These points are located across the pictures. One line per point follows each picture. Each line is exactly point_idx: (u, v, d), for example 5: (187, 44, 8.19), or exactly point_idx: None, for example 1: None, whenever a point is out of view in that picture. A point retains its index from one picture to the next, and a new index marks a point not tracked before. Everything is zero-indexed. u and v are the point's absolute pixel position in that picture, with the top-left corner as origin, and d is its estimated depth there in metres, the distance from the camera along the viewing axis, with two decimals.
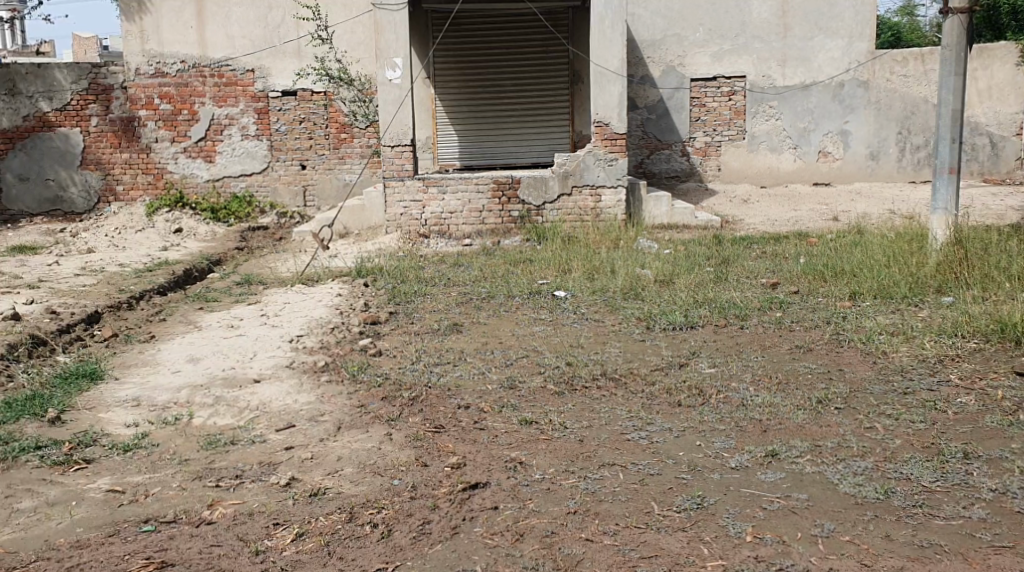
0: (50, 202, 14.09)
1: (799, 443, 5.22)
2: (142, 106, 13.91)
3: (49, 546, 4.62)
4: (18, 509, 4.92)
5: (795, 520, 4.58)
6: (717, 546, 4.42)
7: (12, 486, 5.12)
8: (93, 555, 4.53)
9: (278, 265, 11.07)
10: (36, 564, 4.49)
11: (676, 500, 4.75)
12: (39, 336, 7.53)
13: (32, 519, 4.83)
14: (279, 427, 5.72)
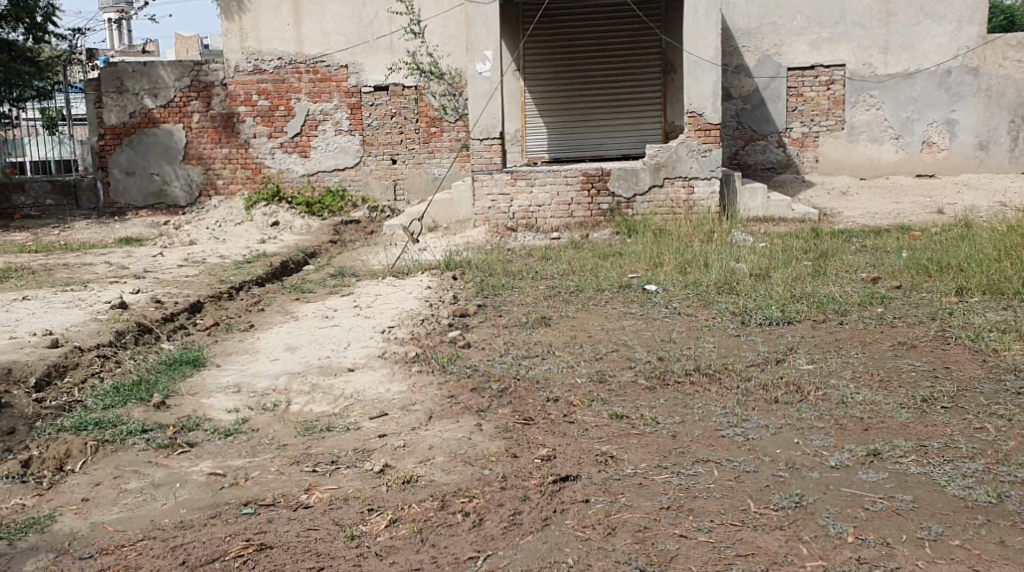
0: (155, 196, 14.50)
1: (902, 443, 5.06)
2: (241, 103, 14.22)
3: (155, 526, 4.74)
4: (126, 489, 5.08)
5: (900, 522, 4.44)
6: (817, 545, 4.32)
7: (120, 468, 5.29)
8: (195, 535, 4.64)
9: (370, 258, 11.20)
10: (142, 542, 4.61)
11: (773, 498, 4.65)
12: (145, 324, 7.76)
13: (139, 499, 4.98)
14: (372, 415, 5.77)
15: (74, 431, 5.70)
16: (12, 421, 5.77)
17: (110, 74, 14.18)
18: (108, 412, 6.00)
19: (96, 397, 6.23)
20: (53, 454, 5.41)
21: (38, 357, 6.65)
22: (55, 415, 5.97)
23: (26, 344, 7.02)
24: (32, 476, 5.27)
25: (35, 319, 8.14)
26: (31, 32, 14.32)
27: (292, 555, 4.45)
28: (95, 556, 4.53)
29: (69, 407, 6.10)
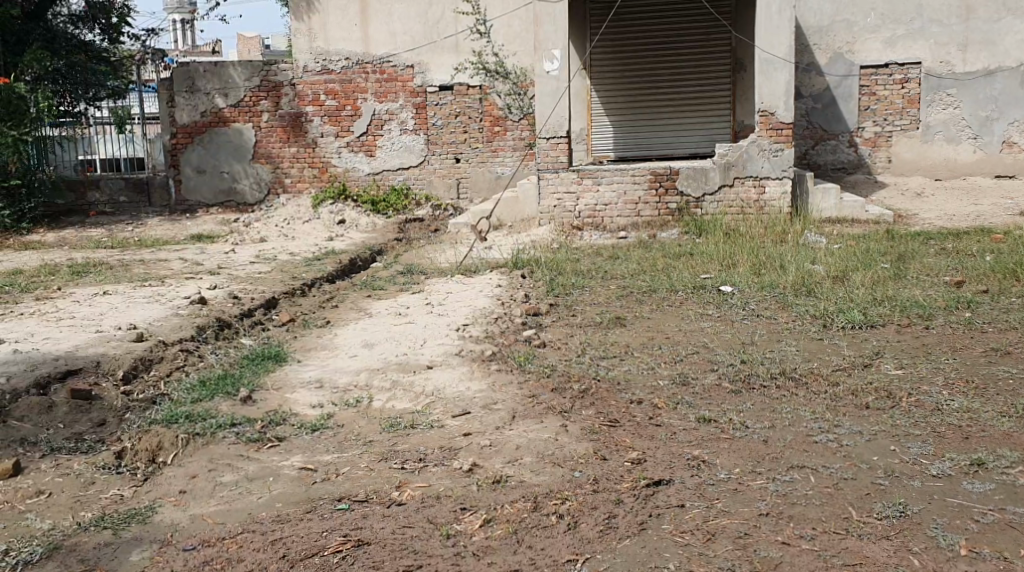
0: (225, 194, 14.71)
1: (1007, 453, 5.00)
2: (309, 103, 14.38)
3: (252, 519, 5.00)
4: (221, 482, 5.42)
5: (1014, 536, 4.40)
6: (928, 557, 4.28)
7: (214, 461, 5.65)
8: (294, 530, 4.84)
9: (437, 255, 11.26)
10: (242, 535, 4.85)
11: (875, 506, 4.62)
12: (225, 318, 8.09)
13: (234, 492, 5.30)
14: (454, 413, 5.97)
15: (166, 424, 6.10)
16: (103, 413, 6.27)
17: (182, 73, 14.40)
18: (197, 406, 6.36)
19: (184, 391, 6.59)
20: (145, 446, 5.81)
21: (126, 352, 7.05)
22: (144, 408, 6.38)
23: (113, 337, 7.42)
24: (126, 467, 5.69)
25: (118, 313, 8.44)
26: (108, 33, 15.12)
27: (389, 552, 4.57)
28: (198, 547, 4.80)
29: (157, 400, 6.49)
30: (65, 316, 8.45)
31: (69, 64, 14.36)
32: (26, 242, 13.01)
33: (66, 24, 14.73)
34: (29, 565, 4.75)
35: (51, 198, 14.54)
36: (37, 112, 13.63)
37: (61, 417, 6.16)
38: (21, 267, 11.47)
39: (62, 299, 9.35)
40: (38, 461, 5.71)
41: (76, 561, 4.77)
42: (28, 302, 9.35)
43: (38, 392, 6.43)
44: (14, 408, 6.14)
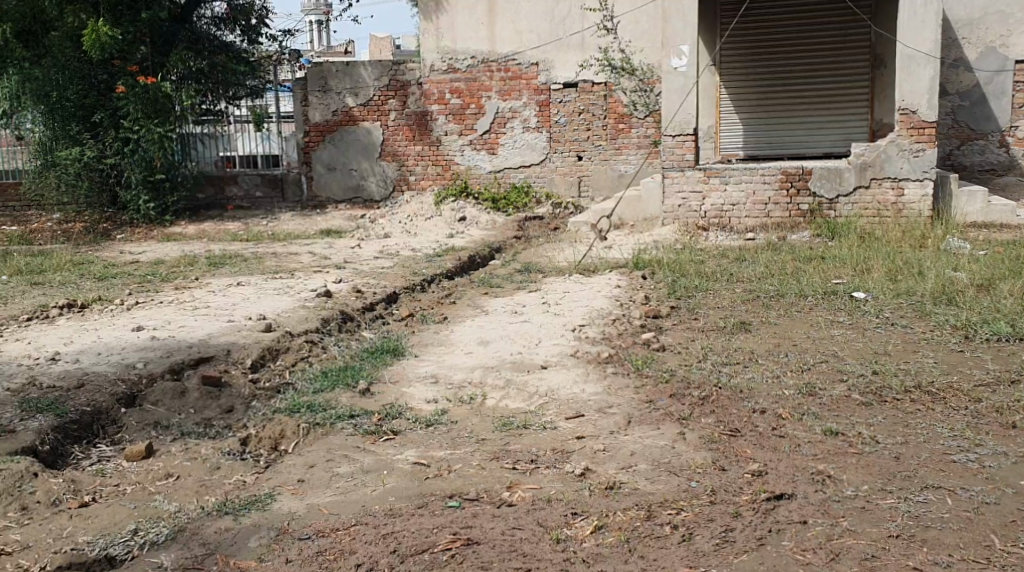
0: (353, 190, 14.92)
1: None
2: (434, 101, 14.47)
3: (366, 511, 4.98)
4: (338, 473, 5.43)
5: None
6: None
7: (332, 451, 5.69)
8: (405, 525, 4.78)
9: (556, 254, 11.14)
10: (355, 527, 4.83)
11: (1021, 535, 4.29)
12: (348, 311, 8.23)
13: (350, 484, 5.28)
14: (569, 416, 5.84)
15: (289, 412, 6.26)
16: (231, 401, 6.47)
17: (315, 74, 14.62)
18: (318, 395, 6.52)
19: (309, 381, 6.79)
20: (269, 434, 5.95)
21: (255, 342, 7.35)
22: (269, 396, 6.60)
23: (242, 328, 7.72)
24: (251, 454, 5.80)
25: (248, 305, 8.64)
26: (247, 35, 15.24)
27: (498, 553, 4.46)
28: (313, 537, 4.79)
29: (282, 388, 6.72)
30: (200, 306, 8.72)
31: (211, 65, 14.45)
32: (168, 234, 13.60)
33: (209, 25, 14.90)
34: (154, 546, 4.83)
35: (192, 193, 14.97)
36: (181, 110, 14.04)
37: (192, 403, 6.37)
38: (162, 258, 11.89)
39: (198, 289, 9.62)
40: (169, 444, 5.92)
41: (197, 544, 4.83)
42: (167, 291, 9.65)
43: (172, 377, 6.76)
44: (149, 394, 6.44)
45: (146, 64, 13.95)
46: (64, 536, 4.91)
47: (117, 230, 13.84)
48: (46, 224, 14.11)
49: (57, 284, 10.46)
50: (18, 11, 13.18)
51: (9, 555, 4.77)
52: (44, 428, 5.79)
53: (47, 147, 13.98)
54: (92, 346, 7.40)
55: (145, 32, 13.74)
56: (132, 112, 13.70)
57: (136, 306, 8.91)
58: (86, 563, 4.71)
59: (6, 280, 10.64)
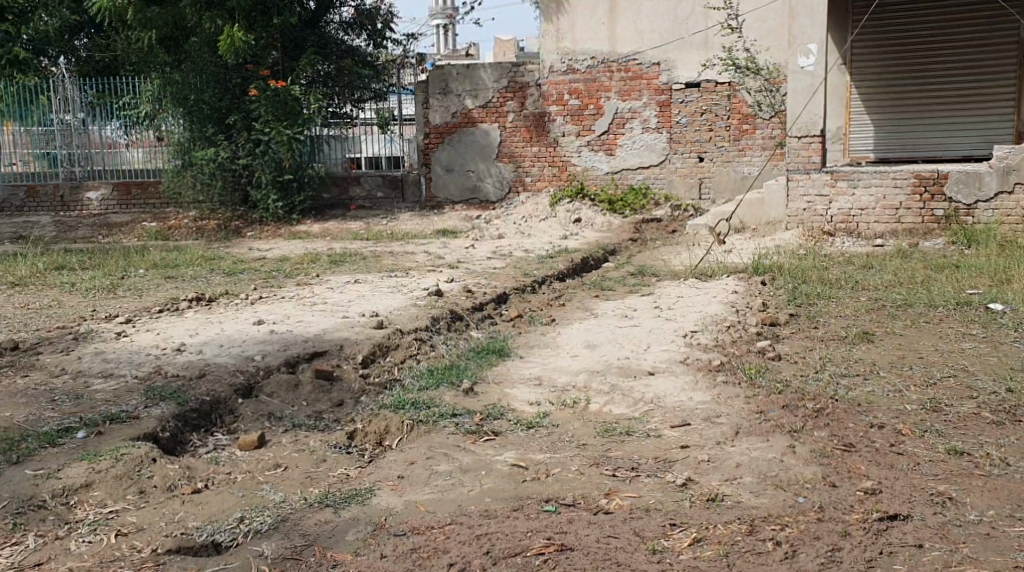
0: (470, 191, 14.88)
1: None
2: (553, 102, 14.35)
3: (462, 511, 4.88)
4: (437, 471, 5.35)
5: None
6: None
7: (433, 449, 5.62)
8: (500, 527, 4.66)
9: (672, 257, 10.90)
10: (450, 526, 4.73)
11: None
12: (457, 311, 8.18)
13: (448, 483, 5.20)
14: (675, 424, 5.64)
15: (393, 409, 6.24)
16: (341, 395, 6.61)
17: (437, 77, 14.71)
18: (423, 393, 6.48)
19: (416, 378, 6.80)
20: (374, 429, 5.95)
21: (365, 338, 7.38)
22: (378, 391, 6.69)
23: (355, 324, 7.77)
24: (356, 447, 5.81)
25: (363, 302, 8.70)
26: (373, 39, 15.53)
27: (592, 561, 4.31)
28: (408, 534, 4.71)
29: (390, 385, 6.79)
30: (317, 302, 8.84)
31: (337, 68, 14.89)
32: (294, 232, 13.90)
33: (337, 31, 15.33)
34: (258, 535, 4.82)
35: (317, 193, 15.04)
36: (309, 114, 14.24)
37: (305, 395, 6.54)
38: (286, 255, 12.13)
39: (318, 285, 9.76)
40: (281, 435, 6.02)
41: (297, 535, 4.80)
42: (287, 287, 9.82)
43: (287, 370, 6.89)
44: (265, 385, 6.63)
45: (278, 68, 14.44)
46: (175, 521, 4.96)
47: (247, 227, 14.28)
48: (182, 222, 14.50)
49: (187, 277, 10.78)
50: (161, 19, 13.97)
51: (123, 536, 4.84)
52: (165, 415, 6.01)
53: (185, 148, 14.30)
54: (215, 338, 7.55)
55: (276, 37, 14.34)
56: (263, 115, 13.98)
57: (258, 300, 9.07)
58: (193, 548, 4.74)
59: (140, 273, 11.02)
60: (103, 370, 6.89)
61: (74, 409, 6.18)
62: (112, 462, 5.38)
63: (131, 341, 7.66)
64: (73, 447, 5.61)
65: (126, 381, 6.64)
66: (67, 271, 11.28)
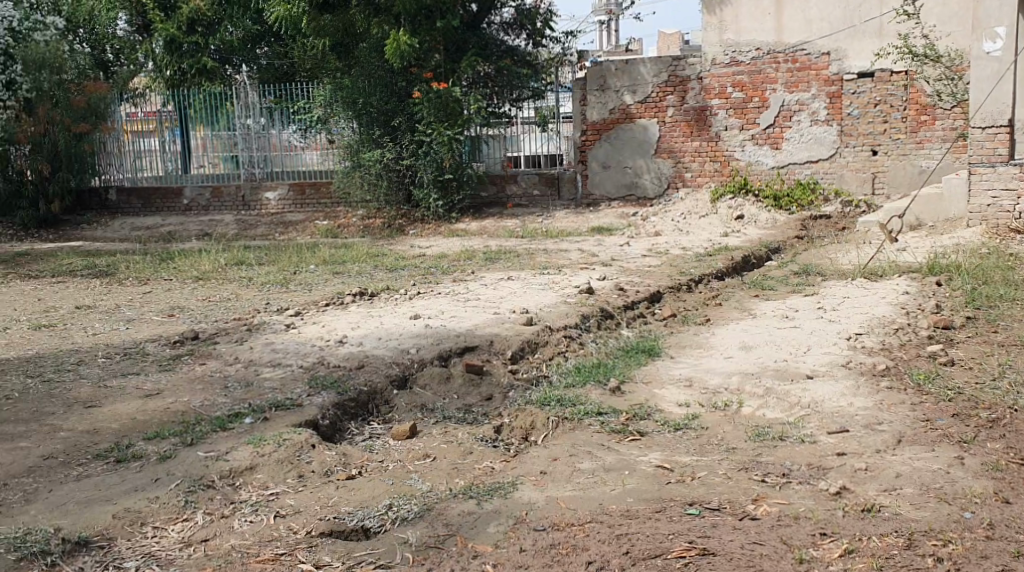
0: (627, 188, 14.64)
1: None
2: (715, 95, 13.99)
3: (603, 510, 4.72)
4: (580, 468, 5.21)
5: None
6: None
7: (576, 447, 5.49)
8: (641, 527, 4.49)
9: (839, 256, 10.40)
10: (590, 524, 4.60)
11: None
12: (607, 309, 8.02)
13: (590, 481, 5.06)
14: (831, 430, 5.33)
15: (539, 405, 6.16)
16: (491, 389, 6.60)
17: (595, 73, 14.49)
18: (569, 390, 6.37)
19: (563, 376, 6.71)
20: (520, 424, 5.89)
21: (515, 334, 7.32)
22: (526, 386, 6.65)
23: (507, 320, 7.74)
24: (502, 442, 5.76)
25: (516, 299, 8.65)
26: (533, 38, 15.60)
27: (736, 567, 4.11)
28: (548, 530, 4.59)
29: (537, 380, 6.73)
30: (472, 298, 8.86)
31: (497, 69, 15.05)
32: (453, 230, 14.03)
33: (498, 31, 15.46)
34: (404, 522, 4.80)
35: (476, 191, 15.13)
36: (469, 114, 14.41)
37: (455, 388, 6.58)
38: (444, 252, 12.24)
39: (475, 282, 9.78)
40: (431, 426, 6.04)
41: (441, 524, 4.75)
42: (445, 283, 9.89)
43: (439, 363, 6.90)
44: (419, 377, 6.69)
45: (440, 71, 14.63)
46: (329, 505, 5.00)
47: (411, 226, 14.52)
48: (351, 220, 14.96)
49: (352, 273, 11.01)
50: (333, 26, 14.41)
51: (281, 517, 4.91)
52: (326, 404, 6.15)
53: (353, 149, 14.65)
54: (374, 331, 7.65)
55: (439, 40, 14.45)
56: (426, 117, 14.20)
57: (417, 296, 9.17)
58: (344, 532, 4.73)
59: (311, 269, 11.32)
60: (272, 360, 7.07)
61: (243, 396, 6.38)
62: (275, 447, 5.51)
63: (298, 332, 7.84)
64: (241, 432, 5.78)
65: (291, 371, 6.81)
66: (244, 266, 11.71)
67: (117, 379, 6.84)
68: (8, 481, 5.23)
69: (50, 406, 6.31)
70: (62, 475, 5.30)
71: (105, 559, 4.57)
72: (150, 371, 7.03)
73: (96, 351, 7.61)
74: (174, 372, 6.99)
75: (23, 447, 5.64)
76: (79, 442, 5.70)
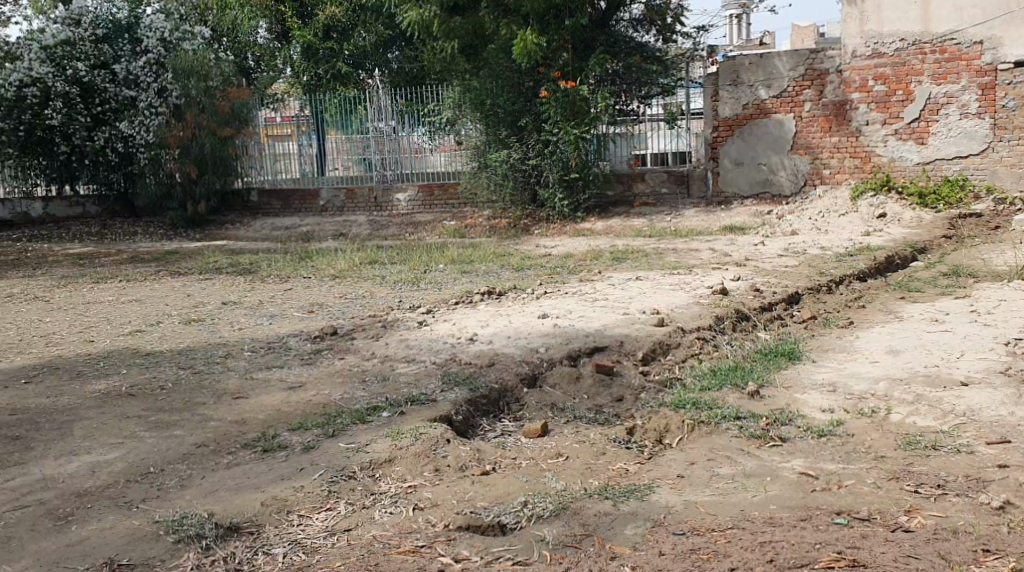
0: (761, 185, 14.27)
1: None
2: (856, 89, 13.51)
3: (745, 516, 4.57)
4: (718, 474, 5.06)
5: None
6: None
7: (714, 451, 5.34)
8: (786, 535, 4.32)
9: (991, 257, 9.90)
10: (731, 530, 4.45)
11: None
12: (743, 311, 7.81)
13: (730, 486, 4.90)
14: (990, 440, 5.06)
15: (674, 407, 6.02)
16: (621, 390, 6.49)
17: (727, 68, 14.21)
18: (705, 394, 6.21)
19: (697, 378, 6.55)
20: (654, 426, 5.76)
21: (647, 335, 7.20)
22: (659, 388, 6.52)
23: (638, 321, 7.62)
24: (635, 443, 5.63)
25: (647, 299, 8.51)
26: (663, 34, 15.43)
27: None
28: (688, 534, 4.47)
29: (670, 383, 6.59)
30: (602, 297, 8.77)
31: (626, 65, 14.77)
32: (579, 230, 13.96)
33: (627, 28, 15.27)
34: (541, 520, 4.75)
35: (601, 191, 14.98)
36: (596, 112, 14.21)
37: (585, 389, 6.49)
38: (571, 252, 12.17)
39: (603, 282, 9.68)
40: (563, 426, 5.98)
41: (578, 523, 4.68)
42: (573, 283, 9.82)
43: (569, 363, 6.84)
44: (549, 376, 6.63)
45: (568, 69, 14.39)
46: (465, 499, 4.99)
47: (536, 225, 14.52)
48: (477, 220, 15.05)
49: (481, 272, 11.05)
50: (463, 28, 14.47)
51: (419, 509, 4.92)
52: (459, 400, 6.16)
53: (480, 150, 14.92)
54: (505, 329, 7.62)
55: (567, 39, 14.34)
56: (552, 116, 14.17)
57: (545, 295, 9.12)
58: (481, 527, 4.71)
59: (440, 268, 11.42)
60: (407, 355, 7.13)
61: (380, 390, 6.44)
62: (411, 441, 5.54)
63: (432, 329, 7.89)
64: (378, 426, 5.83)
65: (425, 367, 6.85)
66: (376, 265, 11.89)
67: (262, 372, 7.00)
68: (164, 466, 5.42)
69: (201, 396, 6.51)
70: (214, 463, 5.47)
71: (254, 545, 4.69)
72: (293, 364, 7.17)
73: (242, 344, 7.84)
74: (315, 365, 7.13)
75: (178, 435, 5.84)
76: (229, 430, 5.88)
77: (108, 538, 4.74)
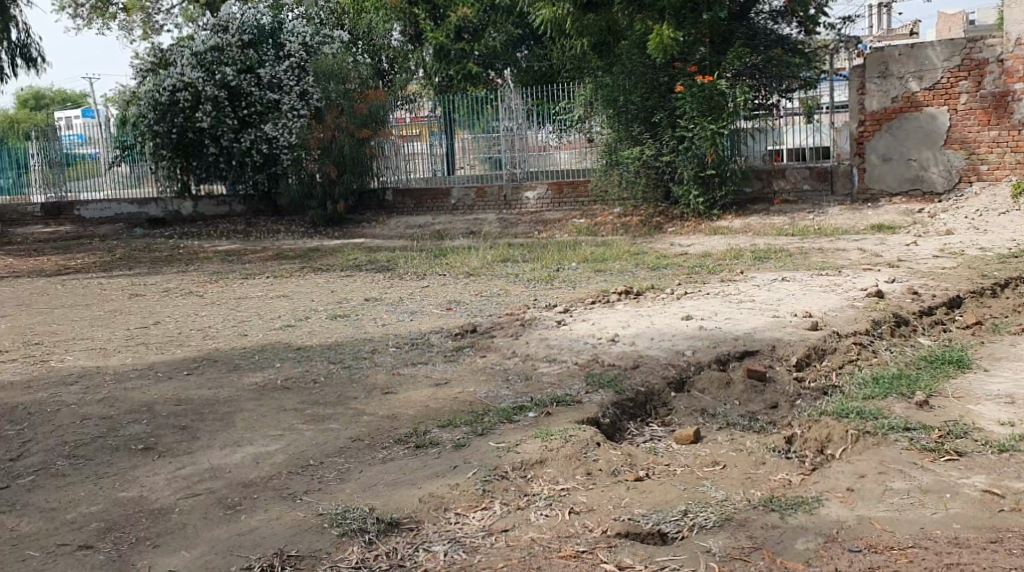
0: (911, 182, 13.72)
1: None
2: (1019, 79, 12.89)
3: (926, 535, 4.40)
4: (892, 488, 4.87)
5: None
6: None
7: (885, 464, 5.13)
8: (975, 558, 4.18)
9: None
10: (913, 549, 4.29)
11: None
12: (902, 315, 7.51)
13: (906, 502, 4.71)
14: None
15: (837, 416, 5.82)
16: (775, 396, 6.32)
17: (876, 59, 13.77)
18: (868, 402, 5.99)
19: (859, 386, 6.28)
20: (815, 435, 5.58)
21: (800, 339, 7.00)
22: (816, 395, 6.31)
23: (789, 324, 7.41)
24: (795, 453, 5.47)
25: (796, 301, 8.29)
26: (804, 25, 15.01)
27: None
28: (865, 551, 4.32)
29: (830, 392, 6.33)
30: (746, 298, 8.58)
31: (766, 58, 14.32)
32: (715, 228, 13.71)
33: (768, 20, 14.89)
34: (703, 530, 4.64)
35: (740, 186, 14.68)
36: (734, 107, 13.94)
37: (736, 394, 6.33)
38: (709, 251, 11.96)
39: (745, 282, 9.46)
40: (717, 432, 5.85)
41: (745, 535, 4.57)
42: (713, 283, 9.63)
43: (718, 367, 6.69)
44: (697, 380, 6.50)
45: (705, 64, 14.11)
46: (622, 505, 4.92)
47: (669, 223, 14.30)
48: (608, 218, 14.92)
49: (618, 271, 10.95)
50: (596, 25, 14.47)
51: (576, 513, 4.88)
52: (606, 402, 6.10)
53: (611, 148, 14.82)
54: (648, 330, 7.52)
55: (705, 32, 14.01)
56: (689, 111, 13.91)
57: (685, 295, 8.97)
58: (641, 534, 4.65)
59: (574, 266, 11.36)
60: (549, 354, 7.10)
61: (526, 389, 6.43)
62: (562, 442, 5.50)
63: (572, 329, 7.84)
64: (525, 426, 5.82)
65: (569, 367, 6.81)
66: (509, 263, 11.92)
67: (408, 368, 7.07)
68: (323, 460, 5.53)
69: (352, 391, 6.61)
70: (369, 457, 5.55)
71: (415, 541, 4.72)
72: (437, 362, 7.22)
73: (386, 340, 7.94)
74: (459, 363, 7.16)
75: (332, 429, 5.94)
76: (381, 425, 5.96)
77: (276, 530, 4.83)
